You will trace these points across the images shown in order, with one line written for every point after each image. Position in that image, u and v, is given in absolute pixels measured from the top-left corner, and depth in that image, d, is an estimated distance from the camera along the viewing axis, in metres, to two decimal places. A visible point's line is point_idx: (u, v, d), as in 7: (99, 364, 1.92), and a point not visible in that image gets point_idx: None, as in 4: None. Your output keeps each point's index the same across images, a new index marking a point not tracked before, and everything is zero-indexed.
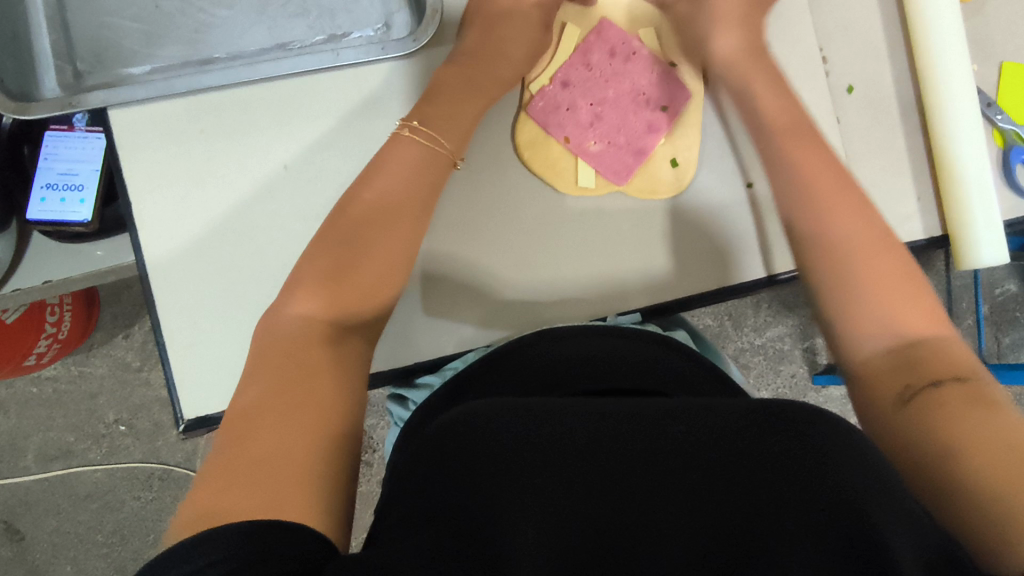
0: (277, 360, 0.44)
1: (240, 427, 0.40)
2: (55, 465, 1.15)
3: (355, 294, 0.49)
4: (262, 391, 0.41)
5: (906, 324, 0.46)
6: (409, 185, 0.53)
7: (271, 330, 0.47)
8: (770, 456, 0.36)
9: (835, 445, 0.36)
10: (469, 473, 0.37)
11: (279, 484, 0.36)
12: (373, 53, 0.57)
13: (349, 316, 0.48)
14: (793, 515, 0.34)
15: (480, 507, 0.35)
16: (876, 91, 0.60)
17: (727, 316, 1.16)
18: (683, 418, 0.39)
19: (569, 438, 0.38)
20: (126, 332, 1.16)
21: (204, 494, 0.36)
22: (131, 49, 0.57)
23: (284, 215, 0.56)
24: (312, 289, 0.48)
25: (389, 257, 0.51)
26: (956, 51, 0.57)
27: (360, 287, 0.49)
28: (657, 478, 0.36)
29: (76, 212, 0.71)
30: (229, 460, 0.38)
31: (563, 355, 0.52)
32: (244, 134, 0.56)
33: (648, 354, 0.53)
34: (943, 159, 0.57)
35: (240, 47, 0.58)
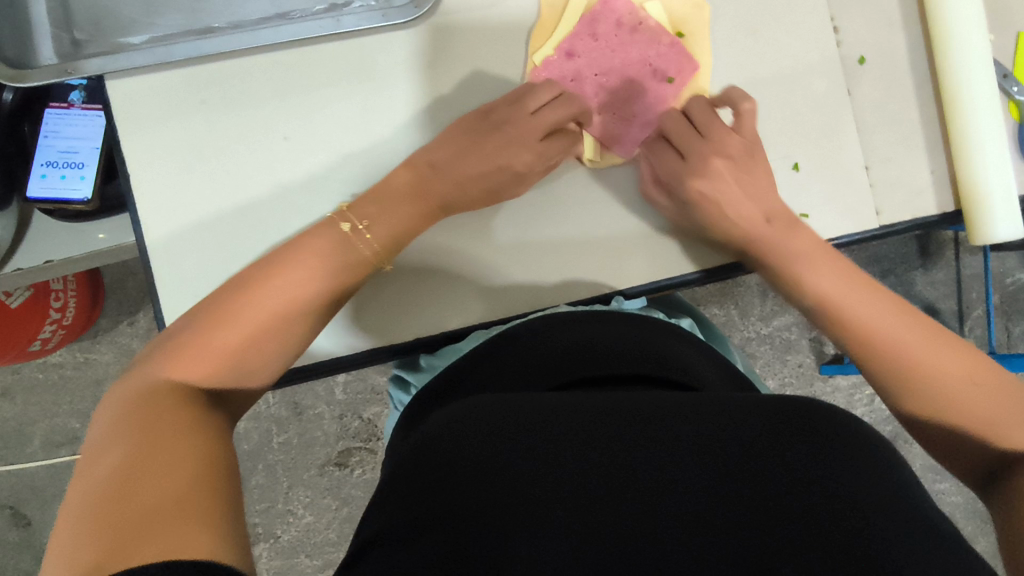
0: (136, 408, 0.42)
1: (135, 463, 0.37)
2: (61, 451, 1.15)
3: (238, 337, 0.47)
4: (139, 435, 0.39)
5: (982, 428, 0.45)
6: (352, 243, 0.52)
7: (166, 360, 0.45)
8: (780, 460, 0.35)
9: (844, 459, 0.35)
10: (469, 476, 0.36)
11: (173, 525, 0.34)
12: (374, 20, 0.56)
13: (232, 358, 0.46)
14: (804, 521, 0.33)
15: (480, 510, 0.34)
16: (889, 62, 0.58)
17: (733, 305, 1.15)
18: (692, 416, 0.38)
19: (572, 438, 0.37)
20: (131, 319, 1.16)
21: (84, 546, 0.33)
22: (129, 19, 0.56)
23: (285, 190, 0.56)
24: (240, 313, 0.47)
25: (295, 293, 0.49)
26: (972, 20, 0.56)
27: (260, 330, 0.47)
28: (665, 477, 0.35)
29: (76, 190, 0.70)
30: (118, 502, 0.35)
31: (564, 344, 0.51)
32: (244, 106, 0.55)
33: (651, 342, 0.51)
34: (957, 132, 0.56)
35: (241, 16, 0.57)
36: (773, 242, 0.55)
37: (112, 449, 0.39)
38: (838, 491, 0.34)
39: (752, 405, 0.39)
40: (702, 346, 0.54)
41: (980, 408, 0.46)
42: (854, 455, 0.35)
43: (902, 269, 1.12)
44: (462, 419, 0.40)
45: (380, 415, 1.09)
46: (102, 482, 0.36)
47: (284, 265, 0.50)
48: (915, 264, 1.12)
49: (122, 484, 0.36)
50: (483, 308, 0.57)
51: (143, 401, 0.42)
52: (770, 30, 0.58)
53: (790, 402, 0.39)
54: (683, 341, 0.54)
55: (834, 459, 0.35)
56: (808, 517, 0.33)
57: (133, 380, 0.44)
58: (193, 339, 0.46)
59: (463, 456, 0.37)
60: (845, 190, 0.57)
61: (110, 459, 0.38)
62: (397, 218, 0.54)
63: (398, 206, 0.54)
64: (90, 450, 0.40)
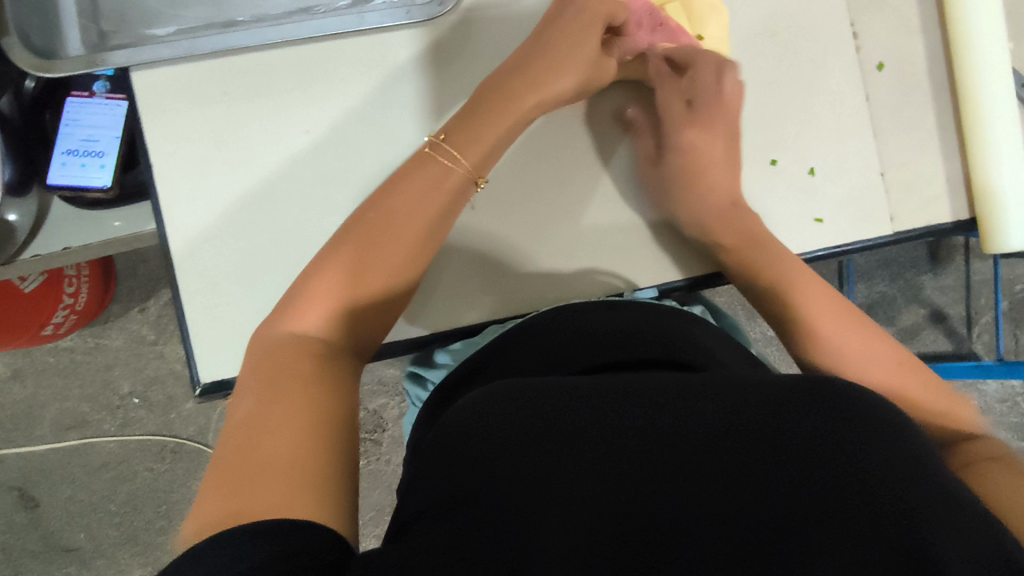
0: (263, 370, 0.43)
1: (247, 424, 0.39)
2: (71, 435, 1.16)
3: (338, 281, 0.47)
4: (266, 384, 0.41)
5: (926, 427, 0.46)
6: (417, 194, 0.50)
7: (287, 310, 0.47)
8: (807, 438, 0.35)
9: (866, 432, 0.35)
10: (492, 454, 0.37)
11: (284, 484, 0.35)
12: (397, 17, 0.56)
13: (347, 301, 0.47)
14: (830, 497, 0.33)
15: (508, 496, 0.35)
16: (908, 67, 0.58)
17: (739, 306, 1.15)
18: (711, 397, 0.39)
19: (592, 420, 0.38)
20: (141, 306, 1.17)
21: (208, 504, 0.35)
22: (154, 10, 0.57)
23: (306, 182, 0.56)
24: (328, 273, 0.48)
25: (363, 248, 0.48)
26: (991, 31, 0.56)
27: (347, 280, 0.48)
28: (689, 458, 0.35)
29: (96, 177, 0.71)
30: (236, 459, 0.37)
31: (582, 330, 0.52)
32: (265, 98, 0.56)
33: (667, 327, 0.52)
34: (974, 141, 0.56)
35: (263, 11, 0.58)
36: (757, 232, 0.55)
37: (235, 412, 0.41)
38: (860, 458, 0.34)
39: (775, 384, 0.39)
40: (714, 330, 0.55)
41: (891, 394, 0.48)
42: (875, 426, 0.36)
43: (911, 273, 1.12)
44: (485, 404, 0.41)
45: (385, 407, 1.10)
46: (226, 441, 0.39)
47: (346, 233, 0.49)
48: (924, 269, 1.12)
49: (235, 449, 0.38)
50: (496, 304, 0.58)
51: (273, 355, 0.44)
52: (789, 35, 0.58)
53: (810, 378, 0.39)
54: (702, 329, 0.54)
55: (861, 437, 0.35)
56: (833, 492, 0.33)
57: (259, 342, 0.46)
58: (309, 282, 0.48)
59: (487, 442, 0.38)
60: (861, 195, 0.58)
61: (245, 404, 0.40)
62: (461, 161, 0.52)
63: (486, 122, 0.53)
64: (235, 392, 0.43)
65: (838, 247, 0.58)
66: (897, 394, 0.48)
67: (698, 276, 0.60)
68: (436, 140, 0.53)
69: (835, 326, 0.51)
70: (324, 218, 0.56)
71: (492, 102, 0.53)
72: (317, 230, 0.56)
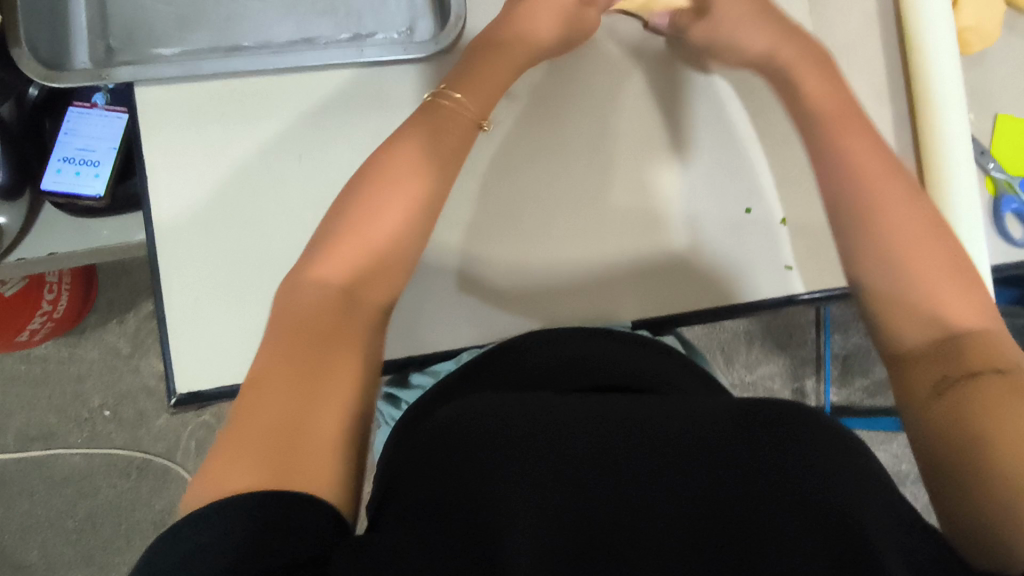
0: (283, 318, 0.42)
1: (254, 385, 0.39)
2: (34, 446, 1.14)
3: (352, 243, 0.46)
4: (281, 333, 0.41)
5: (948, 319, 0.44)
6: (427, 142, 0.51)
7: (310, 251, 0.46)
8: (765, 454, 0.37)
9: (822, 446, 0.37)
10: (460, 470, 0.38)
11: (278, 458, 0.35)
12: (395, 52, 0.59)
13: (364, 238, 0.47)
14: (787, 513, 0.35)
15: (483, 503, 0.37)
16: (876, 130, 0.61)
17: (718, 350, 1.18)
18: (677, 418, 0.41)
19: (564, 433, 0.40)
20: (120, 317, 1.17)
21: (212, 472, 0.35)
22: (163, 31, 0.59)
23: (294, 202, 0.58)
24: (342, 207, 0.47)
25: (384, 194, 0.48)
26: (951, 101, 0.59)
27: (361, 233, 0.46)
28: (654, 472, 0.38)
29: (89, 186, 0.72)
30: (237, 429, 0.37)
31: (562, 354, 0.53)
32: (263, 119, 0.58)
33: (643, 356, 0.54)
34: (936, 202, 0.59)
35: (268, 38, 0.60)
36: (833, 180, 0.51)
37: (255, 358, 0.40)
38: (814, 469, 0.36)
39: (741, 410, 0.41)
40: (689, 364, 0.57)
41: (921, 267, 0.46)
42: (831, 441, 0.38)
43: None
44: (454, 416, 0.42)
45: None
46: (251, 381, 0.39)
47: (364, 180, 0.48)
48: None
49: (247, 407, 0.37)
50: (476, 331, 0.60)
51: (288, 308, 0.43)
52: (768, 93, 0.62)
53: (773, 402, 0.41)
54: (672, 360, 0.56)
55: (817, 454, 0.37)
56: (786, 506, 0.35)
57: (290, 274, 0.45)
58: (324, 234, 0.47)
59: (463, 449, 0.39)
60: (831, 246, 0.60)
61: (260, 356, 0.40)
62: (465, 111, 0.54)
63: (492, 81, 0.56)
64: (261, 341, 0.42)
65: (791, 296, 0.61)
66: (935, 273, 0.45)
67: (685, 312, 0.61)
68: (449, 95, 0.54)
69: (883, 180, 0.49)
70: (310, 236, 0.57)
71: (498, 74, 0.57)
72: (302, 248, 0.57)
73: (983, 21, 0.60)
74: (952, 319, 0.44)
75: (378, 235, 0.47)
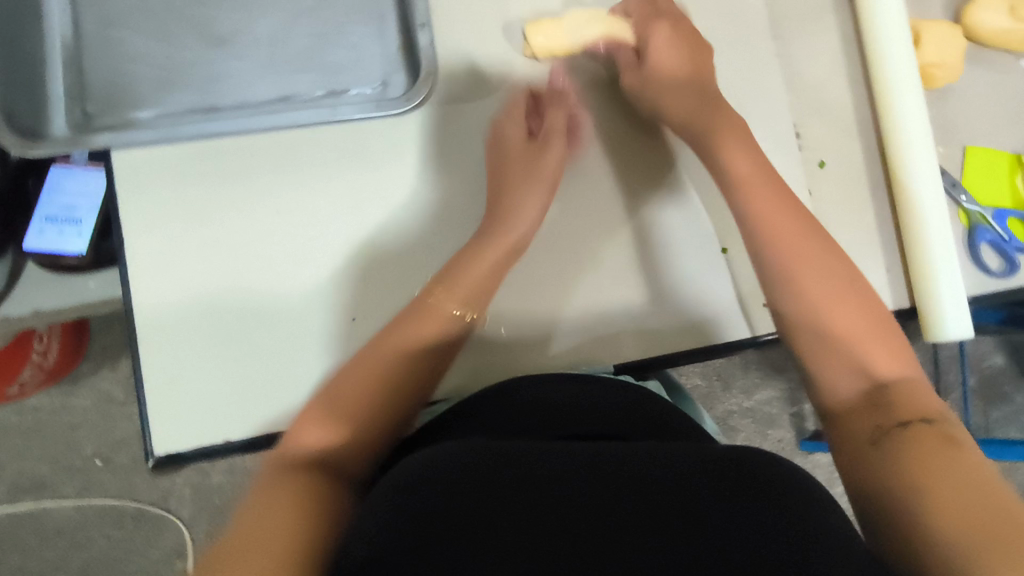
0: (281, 467, 0.47)
1: (247, 512, 0.43)
2: (26, 499, 1.12)
3: (346, 395, 0.52)
4: (277, 477, 0.46)
5: (874, 367, 0.51)
6: (410, 331, 0.55)
7: (300, 423, 0.51)
8: (740, 503, 0.38)
9: (794, 497, 0.38)
10: (449, 511, 0.37)
11: (254, 558, 0.39)
12: (369, 109, 0.60)
13: (356, 400, 0.52)
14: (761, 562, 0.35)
15: (461, 543, 0.36)
16: (846, 167, 0.62)
17: (715, 377, 1.17)
18: (657, 459, 0.41)
19: (544, 475, 0.39)
20: (112, 365, 1.15)
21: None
22: (141, 95, 0.60)
23: (271, 258, 0.58)
24: (351, 367, 0.54)
25: (379, 367, 0.53)
26: (918, 133, 0.59)
27: (361, 377, 0.53)
28: (630, 515, 0.37)
29: (71, 244, 0.73)
30: (227, 543, 0.41)
31: (543, 401, 0.53)
32: (241, 180, 0.59)
33: (623, 403, 0.54)
34: (911, 236, 0.59)
35: (245, 97, 0.61)
36: (775, 236, 0.56)
37: (251, 495, 0.46)
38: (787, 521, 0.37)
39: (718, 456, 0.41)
40: (670, 408, 0.56)
41: (844, 325, 0.53)
42: (803, 493, 0.39)
43: None
44: (435, 455, 0.41)
45: None
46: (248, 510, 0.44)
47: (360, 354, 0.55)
48: None
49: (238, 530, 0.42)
50: (456, 380, 0.59)
51: (287, 463, 0.48)
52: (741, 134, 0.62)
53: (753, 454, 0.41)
54: (659, 410, 0.55)
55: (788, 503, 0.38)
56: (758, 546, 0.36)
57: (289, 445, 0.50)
58: (327, 403, 0.52)
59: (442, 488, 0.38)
60: None
61: (258, 491, 0.45)
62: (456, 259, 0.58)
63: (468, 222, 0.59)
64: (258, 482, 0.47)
65: (760, 336, 0.61)
66: (853, 317, 0.53)
67: (671, 354, 0.60)
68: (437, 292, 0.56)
69: (788, 221, 0.56)
70: (289, 294, 0.58)
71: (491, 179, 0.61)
72: (282, 305, 0.57)
73: (946, 57, 0.61)
74: (876, 367, 0.51)
75: (365, 401, 0.52)
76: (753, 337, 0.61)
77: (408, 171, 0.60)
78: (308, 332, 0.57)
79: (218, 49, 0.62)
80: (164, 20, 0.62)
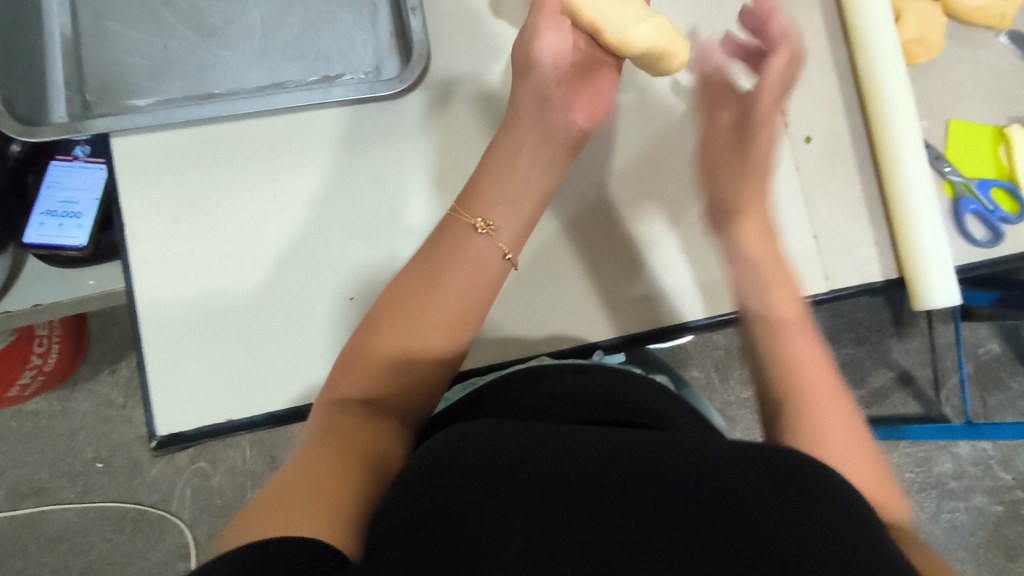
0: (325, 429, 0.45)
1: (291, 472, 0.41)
2: (26, 503, 1.13)
3: (397, 328, 0.50)
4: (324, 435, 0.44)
5: (841, 469, 0.44)
6: (458, 266, 0.52)
7: (343, 372, 0.49)
8: (761, 492, 0.37)
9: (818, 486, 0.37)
10: (467, 492, 0.37)
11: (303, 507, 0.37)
12: (362, 91, 0.61)
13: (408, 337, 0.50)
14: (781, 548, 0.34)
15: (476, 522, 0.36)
16: (831, 142, 0.63)
17: (713, 368, 1.18)
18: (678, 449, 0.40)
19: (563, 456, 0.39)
20: (112, 368, 1.16)
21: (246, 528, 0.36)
22: (136, 83, 0.61)
23: (269, 238, 0.59)
24: (395, 293, 0.51)
25: (433, 297, 0.50)
26: (901, 106, 0.61)
27: (405, 317, 0.50)
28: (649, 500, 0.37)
29: (71, 236, 0.73)
30: (272, 496, 0.38)
31: (560, 389, 0.53)
32: (237, 164, 0.59)
33: (631, 390, 0.54)
34: (897, 206, 0.60)
35: (239, 84, 0.62)
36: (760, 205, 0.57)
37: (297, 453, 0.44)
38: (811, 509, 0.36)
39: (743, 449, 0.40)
40: (664, 391, 0.57)
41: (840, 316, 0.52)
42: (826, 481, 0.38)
43: (877, 336, 1.21)
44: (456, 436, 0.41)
45: None
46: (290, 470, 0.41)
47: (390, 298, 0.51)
48: (889, 332, 1.21)
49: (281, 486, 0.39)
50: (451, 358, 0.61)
51: (335, 423, 0.45)
52: None
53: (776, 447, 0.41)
54: (662, 397, 0.55)
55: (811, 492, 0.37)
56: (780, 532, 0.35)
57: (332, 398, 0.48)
58: (366, 355, 0.50)
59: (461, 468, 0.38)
60: (796, 256, 0.60)
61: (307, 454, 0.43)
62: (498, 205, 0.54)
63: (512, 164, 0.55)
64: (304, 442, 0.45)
65: (716, 316, 0.63)
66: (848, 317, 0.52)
67: (635, 333, 0.63)
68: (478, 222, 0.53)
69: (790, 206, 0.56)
70: (287, 273, 0.58)
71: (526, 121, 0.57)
72: (280, 282, 0.58)
73: (926, 33, 0.63)
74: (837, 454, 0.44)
75: (415, 330, 0.50)
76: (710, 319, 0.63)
77: (402, 152, 0.61)
78: (306, 311, 0.58)
79: (212, 38, 0.63)
80: (158, 11, 0.63)
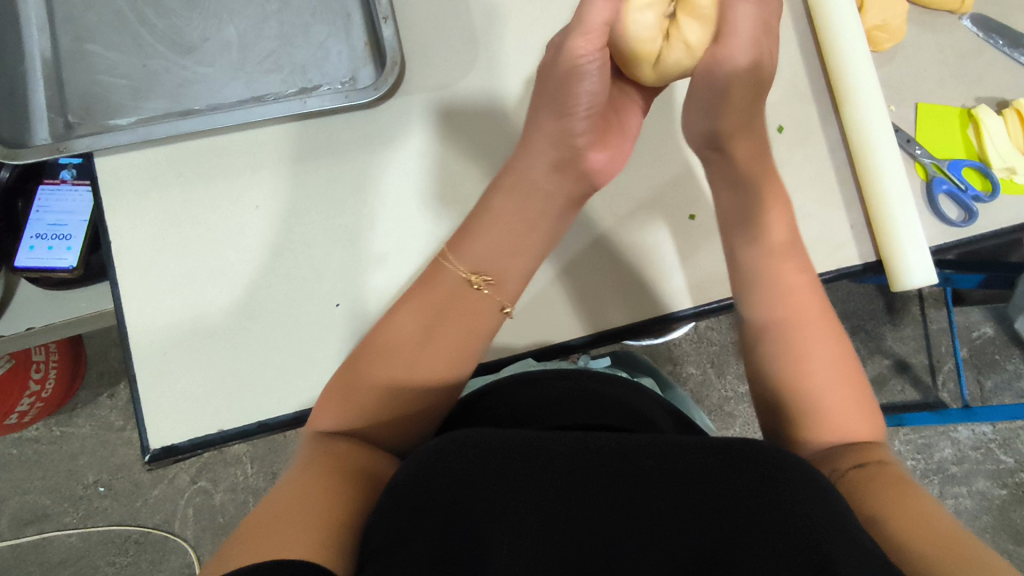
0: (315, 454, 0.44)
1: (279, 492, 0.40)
2: (28, 530, 1.13)
3: (384, 370, 0.49)
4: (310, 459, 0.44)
5: (848, 432, 0.48)
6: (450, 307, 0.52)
7: (328, 400, 0.49)
8: (736, 485, 0.38)
9: (791, 476, 0.38)
10: (452, 498, 0.37)
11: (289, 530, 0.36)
12: (337, 100, 0.61)
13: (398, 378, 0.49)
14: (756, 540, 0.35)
15: (463, 528, 0.36)
16: (803, 129, 0.64)
17: (709, 364, 1.18)
18: (654, 446, 0.40)
19: (544, 458, 0.39)
20: (111, 391, 1.17)
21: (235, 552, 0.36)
22: (118, 103, 0.62)
23: (253, 249, 0.60)
24: (394, 325, 0.51)
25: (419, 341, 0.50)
26: (869, 91, 0.62)
27: (393, 361, 0.50)
28: (629, 501, 0.38)
29: (62, 258, 0.74)
30: (259, 518, 0.38)
31: (541, 394, 0.54)
32: (219, 177, 0.60)
33: (610, 391, 0.55)
34: (871, 190, 0.61)
35: (218, 99, 0.63)
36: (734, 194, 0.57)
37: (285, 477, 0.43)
38: (786, 499, 0.36)
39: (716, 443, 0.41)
40: (646, 392, 0.58)
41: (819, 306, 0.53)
42: (799, 470, 0.38)
43: (871, 324, 1.21)
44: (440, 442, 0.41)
45: None
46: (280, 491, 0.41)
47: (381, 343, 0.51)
48: (883, 320, 1.21)
49: (267, 510, 0.39)
50: None
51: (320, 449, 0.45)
52: None
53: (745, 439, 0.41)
54: (645, 398, 0.56)
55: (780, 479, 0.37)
56: (754, 526, 0.36)
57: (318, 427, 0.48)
58: (351, 388, 0.49)
59: (445, 475, 0.38)
60: None
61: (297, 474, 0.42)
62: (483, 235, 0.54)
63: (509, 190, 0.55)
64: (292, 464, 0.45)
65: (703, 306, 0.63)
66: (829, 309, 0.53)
67: (627, 323, 0.63)
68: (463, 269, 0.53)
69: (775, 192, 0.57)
70: (273, 283, 0.59)
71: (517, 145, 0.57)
72: (264, 291, 0.59)
73: (889, 19, 0.64)
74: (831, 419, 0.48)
75: (408, 370, 0.49)
76: (696, 310, 0.63)
77: (381, 158, 0.62)
78: (292, 321, 0.59)
79: (190, 55, 0.64)
80: (136, 31, 0.64)
